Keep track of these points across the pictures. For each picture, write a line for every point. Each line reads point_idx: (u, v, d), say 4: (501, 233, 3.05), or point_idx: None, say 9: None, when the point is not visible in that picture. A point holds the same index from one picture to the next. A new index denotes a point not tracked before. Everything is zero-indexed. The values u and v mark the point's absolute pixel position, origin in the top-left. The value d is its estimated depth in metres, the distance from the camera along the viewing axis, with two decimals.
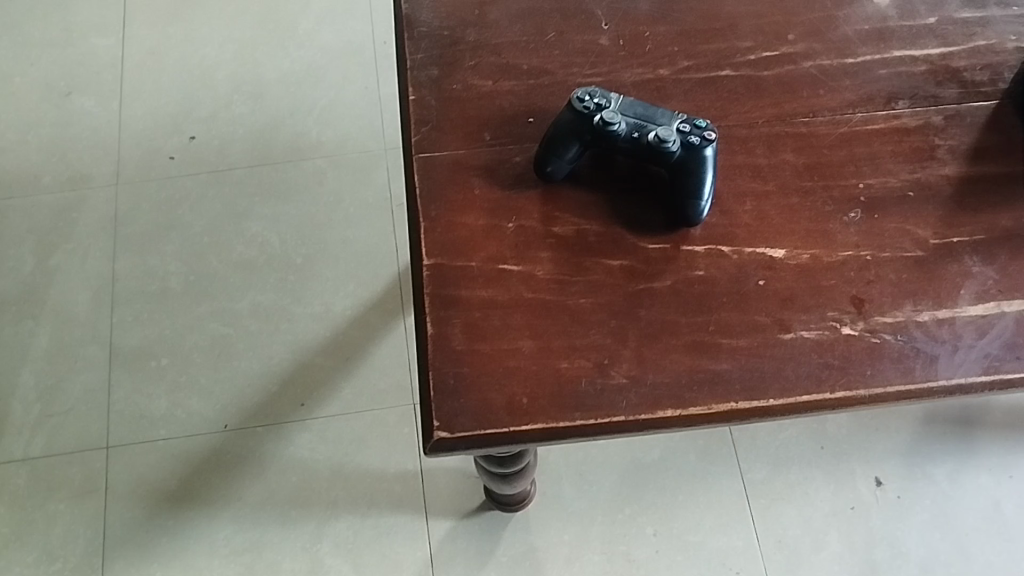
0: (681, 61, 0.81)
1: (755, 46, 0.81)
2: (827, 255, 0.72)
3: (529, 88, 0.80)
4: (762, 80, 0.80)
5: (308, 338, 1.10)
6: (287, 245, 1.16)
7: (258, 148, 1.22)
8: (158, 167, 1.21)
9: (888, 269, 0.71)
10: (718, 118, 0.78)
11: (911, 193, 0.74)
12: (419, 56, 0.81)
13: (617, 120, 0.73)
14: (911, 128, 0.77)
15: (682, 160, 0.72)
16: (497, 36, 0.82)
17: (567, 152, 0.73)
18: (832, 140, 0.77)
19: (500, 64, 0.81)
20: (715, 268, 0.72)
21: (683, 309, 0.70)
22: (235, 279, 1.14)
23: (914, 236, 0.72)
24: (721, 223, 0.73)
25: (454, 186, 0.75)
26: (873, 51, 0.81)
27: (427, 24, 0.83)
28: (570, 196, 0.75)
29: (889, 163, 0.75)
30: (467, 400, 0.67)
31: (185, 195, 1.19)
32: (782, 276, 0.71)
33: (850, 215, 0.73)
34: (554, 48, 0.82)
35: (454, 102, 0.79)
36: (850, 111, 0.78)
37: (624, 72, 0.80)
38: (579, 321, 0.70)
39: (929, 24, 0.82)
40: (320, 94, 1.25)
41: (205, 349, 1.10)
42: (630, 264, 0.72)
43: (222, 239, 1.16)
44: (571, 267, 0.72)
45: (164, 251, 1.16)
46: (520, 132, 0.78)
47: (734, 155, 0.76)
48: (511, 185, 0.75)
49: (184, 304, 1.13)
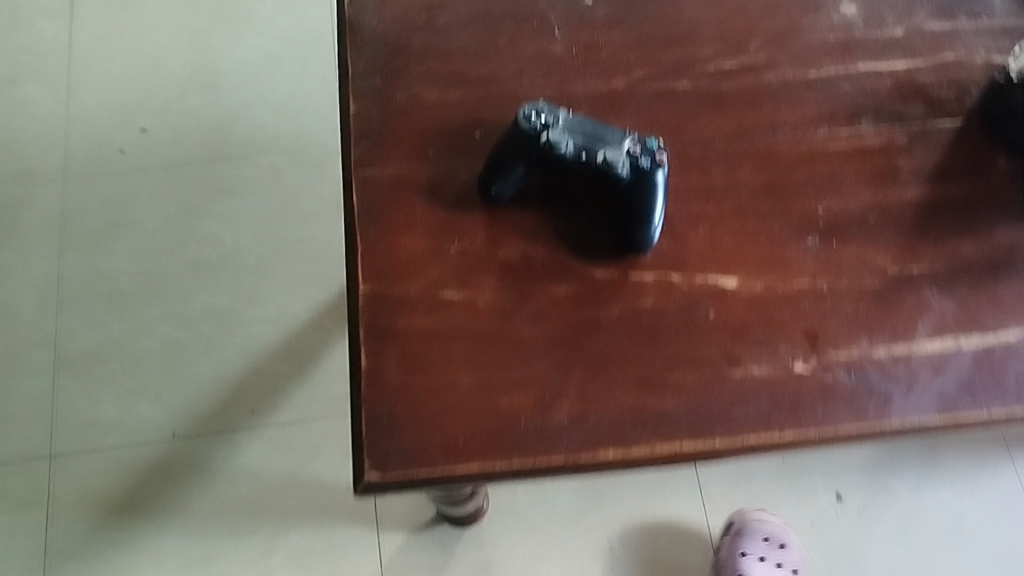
0: (637, 71, 0.76)
1: (715, 55, 0.77)
2: (781, 285, 0.69)
3: (476, 100, 0.75)
4: (723, 93, 0.75)
5: (261, 343, 1.07)
6: (241, 244, 1.12)
7: (213, 142, 1.17)
8: (107, 161, 1.16)
9: (845, 300, 0.69)
10: (675, 134, 0.74)
11: (871, 218, 0.71)
12: (360, 64, 0.77)
13: (563, 141, 0.69)
14: (875, 147, 0.74)
15: (631, 184, 0.68)
16: (444, 41, 0.77)
17: (512, 171, 0.70)
18: (793, 160, 0.73)
19: (446, 73, 0.76)
20: (665, 297, 0.69)
21: (630, 342, 0.67)
22: (187, 279, 1.10)
23: (873, 265, 0.70)
24: (672, 249, 0.70)
25: (393, 208, 0.71)
26: (838, 63, 0.77)
27: (371, 28, 0.78)
28: (516, 218, 0.71)
29: (850, 185, 0.72)
30: (400, 438, 0.64)
31: (136, 190, 1.14)
32: (734, 308, 0.68)
33: (807, 241, 0.70)
34: (504, 56, 0.76)
35: (397, 114, 0.74)
36: (814, 128, 0.74)
37: (576, 83, 0.75)
38: (520, 355, 0.67)
39: (895, 36, 0.78)
40: (276, 85, 1.20)
41: (155, 354, 1.06)
42: (577, 292, 0.69)
43: (173, 237, 1.12)
44: (514, 296, 0.69)
45: (113, 250, 1.11)
46: (464, 147, 0.73)
47: (689, 175, 0.72)
48: (454, 206, 0.71)
49: (134, 305, 1.09)
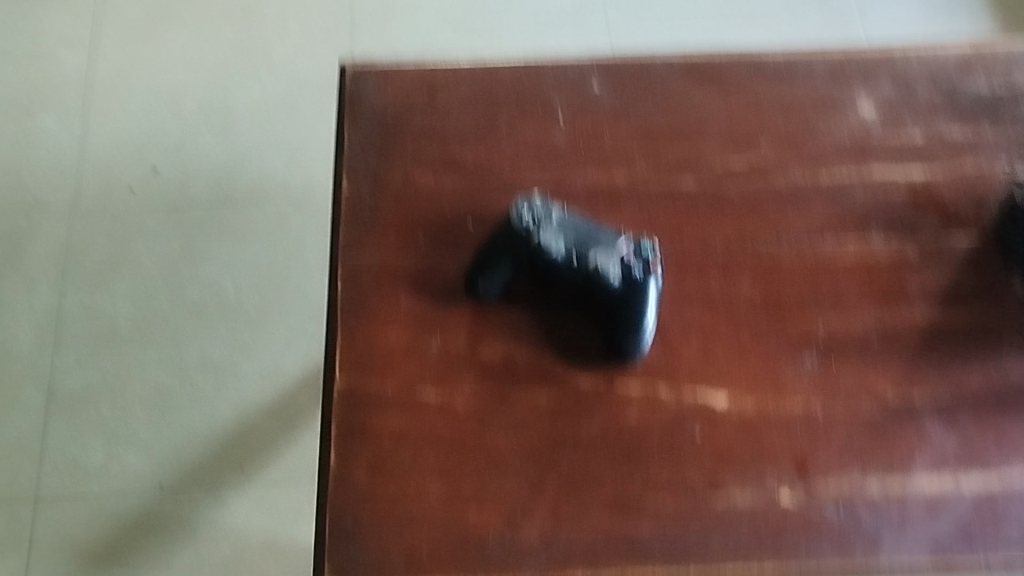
0: (640, 166, 0.73)
1: (722, 154, 0.74)
2: (772, 406, 0.66)
3: (472, 189, 0.73)
4: (727, 196, 0.72)
5: (254, 398, 1.06)
6: (242, 293, 1.11)
7: (222, 186, 1.16)
8: (116, 199, 1.15)
9: (838, 428, 0.66)
10: (674, 236, 0.71)
11: (873, 340, 0.68)
12: (357, 142, 0.74)
13: (554, 244, 0.67)
14: (883, 262, 0.70)
15: (622, 292, 0.66)
16: (445, 125, 0.75)
17: (499, 270, 0.67)
18: (794, 273, 0.70)
19: (444, 158, 0.74)
20: (650, 413, 0.66)
21: (609, 459, 0.65)
22: (185, 326, 1.09)
23: (871, 391, 0.67)
24: (662, 360, 0.67)
25: (377, 298, 0.69)
26: (851, 169, 0.74)
27: (371, 105, 0.76)
28: (502, 317, 0.68)
29: (853, 303, 0.69)
30: (363, 547, 0.62)
31: (142, 230, 1.14)
32: (721, 428, 0.65)
33: (804, 361, 0.68)
34: (504, 144, 0.74)
35: (389, 199, 0.72)
36: (819, 238, 0.71)
37: (576, 175, 0.73)
38: (494, 466, 0.65)
39: (914, 143, 0.74)
40: (291, 131, 1.19)
41: (148, 401, 1.06)
42: (558, 401, 0.66)
43: (174, 281, 1.11)
44: (493, 401, 0.66)
45: (115, 291, 1.11)
46: (456, 239, 0.71)
47: (686, 282, 0.70)
48: (439, 300, 0.69)
49: (131, 350, 1.08)
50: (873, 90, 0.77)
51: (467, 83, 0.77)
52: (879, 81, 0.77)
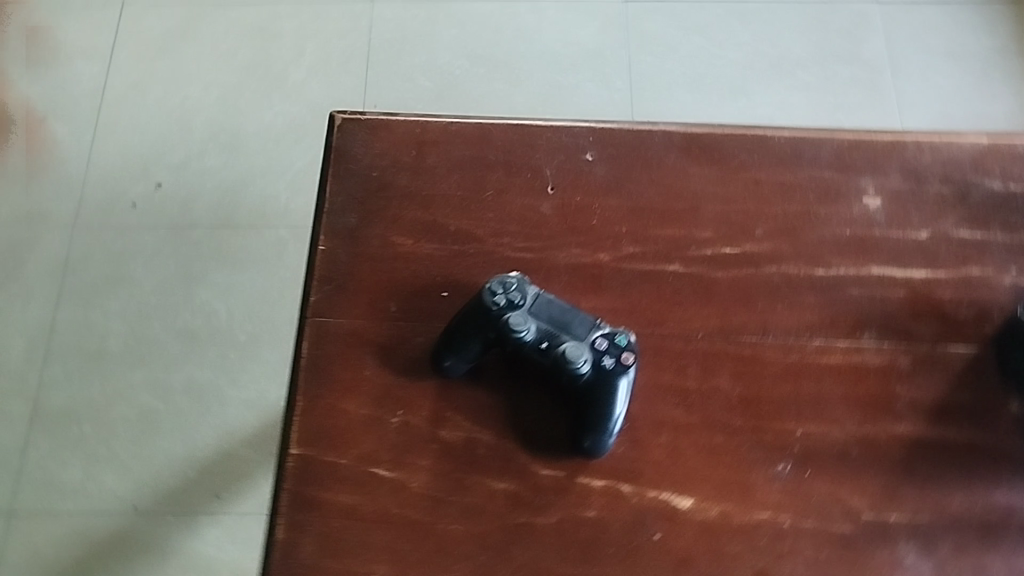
0: (626, 245, 0.71)
1: (714, 238, 0.71)
2: (739, 513, 0.63)
3: (450, 256, 0.70)
4: (715, 283, 0.69)
5: (238, 425, 1.04)
6: (234, 319, 1.10)
7: (224, 208, 1.15)
8: (118, 215, 1.14)
9: (806, 542, 0.62)
10: (654, 323, 0.68)
11: (854, 450, 0.65)
12: (338, 198, 0.72)
13: (525, 326, 0.64)
14: (872, 367, 0.67)
15: (591, 383, 0.63)
16: (429, 186, 0.73)
17: (467, 346, 0.65)
18: (777, 372, 0.67)
19: (425, 222, 0.72)
20: (610, 510, 0.63)
21: (563, 556, 0.62)
22: (175, 349, 1.08)
23: (845, 506, 0.63)
24: (628, 455, 0.65)
25: (341, 365, 0.67)
26: (849, 264, 0.70)
27: (356, 160, 0.74)
28: (467, 396, 0.66)
29: (837, 409, 0.66)
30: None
31: (141, 248, 1.13)
32: (683, 532, 0.63)
33: (777, 467, 0.64)
34: (487, 211, 0.72)
35: (364, 260, 0.70)
36: (807, 336, 0.68)
37: (559, 251, 0.70)
38: (443, 553, 0.62)
39: (918, 240, 0.70)
40: (297, 156, 1.18)
41: (131, 422, 1.04)
42: (517, 489, 0.64)
43: (168, 302, 1.10)
44: (449, 484, 0.64)
45: (108, 307, 1.10)
46: (428, 310, 0.69)
47: (662, 373, 0.67)
48: (405, 373, 0.67)
49: (118, 369, 1.07)
50: (881, 179, 0.72)
51: (456, 143, 0.75)
52: (889, 170, 0.73)
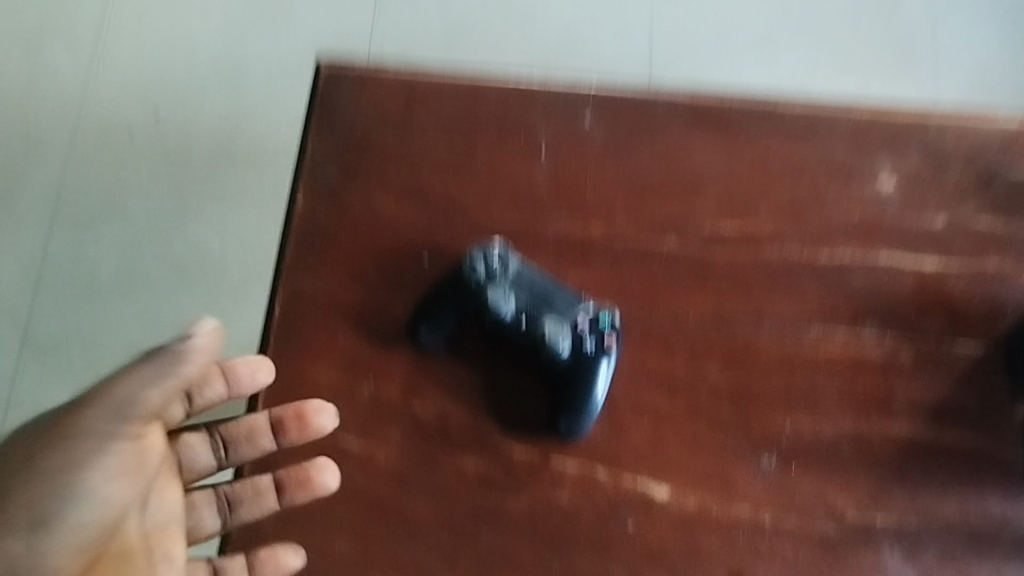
0: (620, 218, 0.67)
1: (712, 216, 0.67)
2: (718, 508, 0.60)
3: (435, 222, 0.68)
4: (710, 265, 0.66)
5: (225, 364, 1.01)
6: (227, 254, 1.06)
7: (223, 141, 1.11)
8: (117, 145, 1.11)
9: (786, 541, 0.59)
10: (643, 304, 0.65)
11: (845, 448, 0.61)
12: (321, 155, 0.70)
13: (504, 305, 0.61)
14: (870, 362, 0.63)
15: (570, 365, 0.61)
16: (417, 146, 0.70)
17: (444, 318, 0.62)
18: (769, 363, 0.64)
19: (410, 184, 0.69)
20: (583, 496, 0.61)
21: (530, 540, 0.60)
22: (166, 284, 1.05)
23: (830, 505, 0.60)
24: (606, 439, 0.62)
25: (314, 330, 0.65)
26: (855, 251, 0.66)
27: (342, 115, 0.71)
28: (442, 370, 0.63)
29: (830, 404, 0.63)
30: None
31: (138, 179, 1.10)
32: (657, 524, 0.60)
33: (763, 460, 0.61)
34: (476, 175, 0.69)
35: (345, 222, 0.68)
36: (803, 325, 0.64)
37: (549, 221, 0.67)
38: (406, 531, 0.60)
39: (933, 228, 0.66)
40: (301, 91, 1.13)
41: (120, 356, 1.02)
42: (487, 469, 0.61)
43: (163, 236, 1.07)
44: (417, 459, 0.62)
45: (101, 237, 1.07)
46: (407, 276, 0.66)
47: (648, 355, 0.64)
48: (380, 342, 0.64)
49: (109, 301, 1.04)
50: (899, 160, 0.68)
51: (447, 99, 0.71)
52: (908, 149, 0.68)
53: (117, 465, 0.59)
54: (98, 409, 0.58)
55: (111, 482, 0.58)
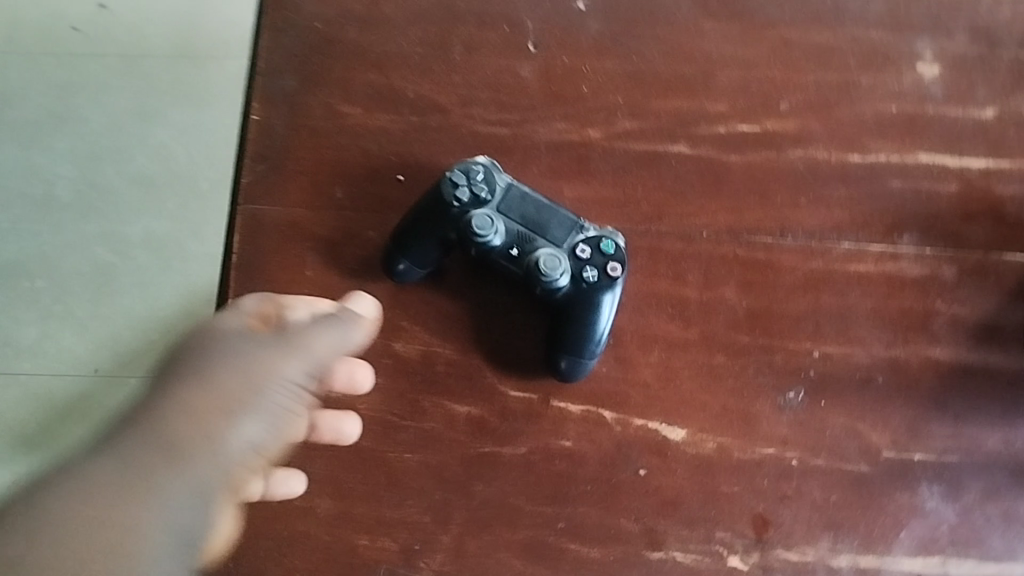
0: (621, 120, 0.58)
1: (729, 113, 0.58)
2: (738, 449, 0.55)
3: (407, 130, 0.59)
4: (725, 169, 0.57)
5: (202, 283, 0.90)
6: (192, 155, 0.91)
7: (179, 30, 0.96)
8: (59, 39, 0.99)
9: (814, 484, 0.54)
10: (650, 218, 0.57)
11: (879, 377, 0.55)
12: (275, 58, 0.61)
13: (491, 231, 0.53)
14: (908, 278, 0.56)
15: (569, 298, 0.53)
16: (385, 42, 0.60)
17: (424, 245, 0.54)
18: (793, 281, 0.56)
19: (379, 88, 0.60)
20: (588, 440, 0.55)
21: (531, 491, 0.54)
22: (130, 197, 0.93)
23: (862, 442, 0.54)
24: (613, 375, 0.55)
25: (278, 263, 0.57)
26: (892, 149, 0.57)
27: (297, 11, 0.62)
28: (425, 305, 0.56)
29: (862, 327, 0.56)
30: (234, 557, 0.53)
31: (88, 78, 0.96)
32: (671, 469, 0.54)
33: (788, 394, 0.55)
34: (454, 74, 0.59)
35: (306, 134, 0.59)
36: (833, 238, 0.57)
37: (539, 126, 0.58)
38: (394, 486, 0.54)
39: (982, 119, 0.58)
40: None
41: (87, 278, 0.92)
42: (481, 414, 0.55)
43: (119, 144, 0.93)
44: (403, 406, 0.55)
45: (57, 146, 0.96)
46: (380, 198, 0.58)
47: (659, 279, 0.56)
48: (354, 275, 0.57)
49: (70, 219, 0.94)
50: (943, 42, 0.59)
51: None
52: (953, 29, 0.59)
53: (302, 407, 0.44)
54: (300, 339, 0.43)
55: (289, 422, 0.43)
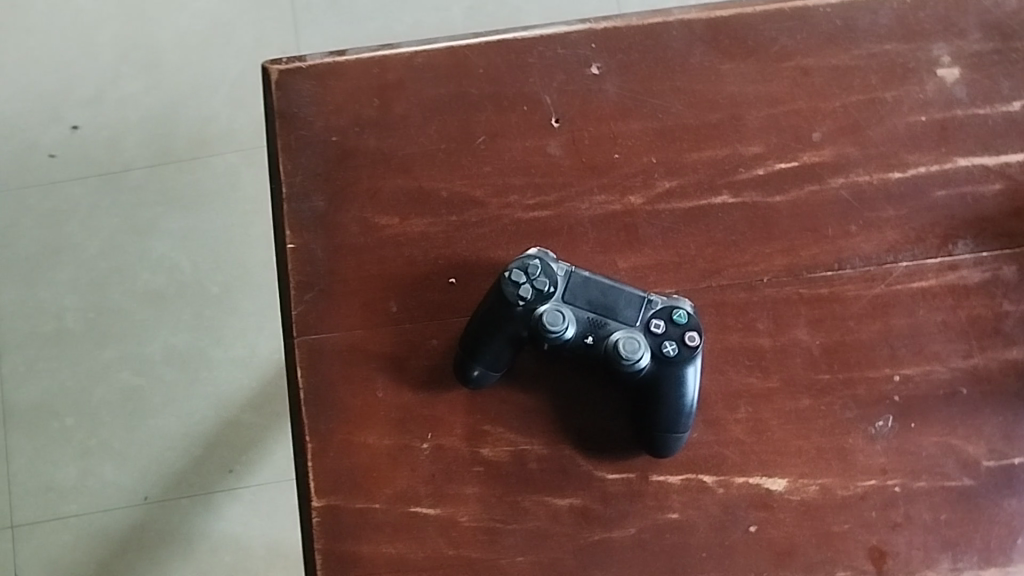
0: (660, 179, 0.58)
1: (765, 153, 0.58)
2: (841, 486, 0.55)
3: (449, 231, 0.58)
4: (773, 211, 0.57)
5: None
6: (201, 260, 0.91)
7: (159, 139, 0.93)
8: (35, 169, 0.93)
9: (923, 505, 0.55)
10: (709, 273, 0.57)
11: (963, 389, 0.55)
12: (297, 179, 0.58)
13: (563, 325, 0.52)
14: (972, 285, 0.56)
15: (653, 375, 0.53)
16: (406, 145, 0.59)
17: (497, 348, 0.54)
18: (860, 310, 0.56)
19: (411, 192, 0.58)
20: (694, 507, 0.55)
21: (649, 570, 0.54)
22: (142, 316, 0.90)
23: (960, 456, 0.55)
24: (705, 439, 0.55)
25: (348, 390, 0.56)
26: (931, 159, 0.57)
27: (307, 124, 0.59)
28: (504, 405, 0.56)
29: (936, 343, 0.56)
30: None
31: (115, 185, 0.92)
32: (781, 521, 0.54)
33: (878, 423, 0.55)
34: (483, 164, 0.58)
35: (347, 255, 0.58)
36: (890, 258, 0.57)
37: (580, 202, 0.58)
38: None
39: (1011, 112, 0.58)
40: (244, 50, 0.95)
41: (112, 403, 0.88)
42: (584, 502, 0.55)
43: (181, 234, 0.91)
44: (502, 508, 0.55)
45: (53, 278, 0.91)
46: (436, 305, 0.57)
47: (730, 334, 0.56)
48: (426, 387, 0.56)
49: (83, 346, 0.89)
50: (957, 43, 0.59)
51: (426, 78, 0.59)
52: (965, 28, 0.59)
53: None
54: None
55: None
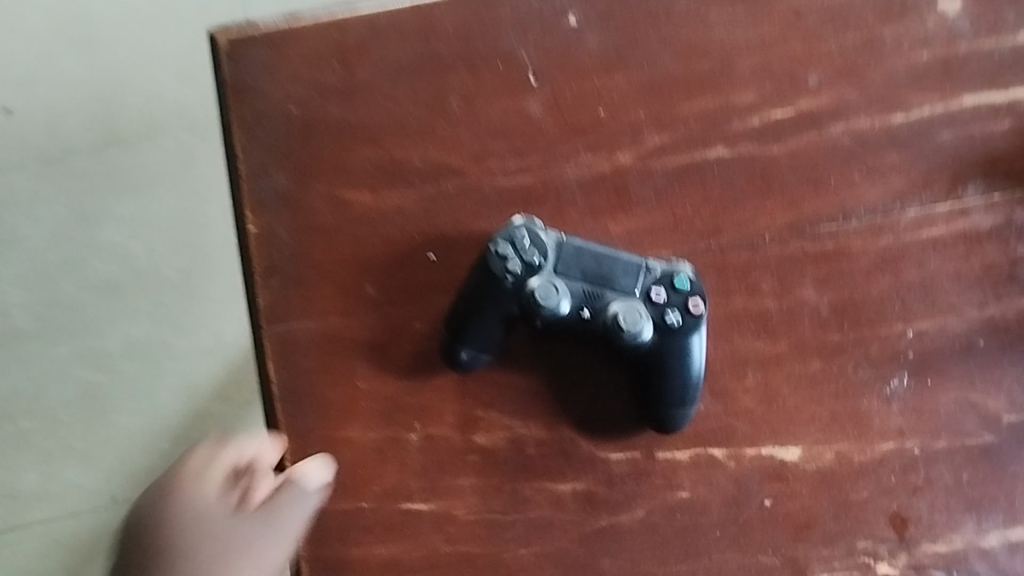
0: (650, 135, 0.54)
1: (760, 101, 0.54)
2: (858, 451, 0.52)
3: (426, 203, 0.53)
4: (771, 163, 0.54)
5: None
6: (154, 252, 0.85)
7: (101, 119, 0.86)
8: None
9: (943, 466, 0.52)
10: (708, 234, 0.53)
11: (979, 341, 0.53)
12: (255, 156, 0.53)
13: (558, 299, 0.48)
14: (984, 231, 0.53)
15: (656, 347, 0.49)
16: (373, 113, 0.54)
17: (487, 328, 0.50)
18: (868, 264, 0.53)
19: (382, 164, 0.54)
20: (705, 484, 0.51)
21: (661, 553, 0.51)
22: (97, 309, 0.84)
23: (980, 412, 0.52)
24: (713, 411, 0.52)
25: (327, 382, 0.52)
26: (935, 98, 0.54)
27: (261, 96, 0.54)
28: (497, 388, 0.52)
29: (950, 294, 0.53)
30: None
31: (57, 169, 0.86)
32: (798, 492, 0.51)
33: (892, 382, 0.52)
34: (458, 129, 0.54)
35: (316, 236, 0.53)
36: (897, 207, 0.53)
37: (565, 164, 0.54)
38: None
39: (1018, 44, 0.54)
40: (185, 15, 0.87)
41: (73, 404, 0.84)
42: (588, 487, 0.51)
43: (134, 219, 0.85)
44: (502, 499, 0.51)
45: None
46: (417, 284, 0.53)
47: (734, 297, 0.53)
48: (412, 374, 0.52)
49: (36, 346, 0.84)
50: None
51: (391, 38, 0.54)
52: None
53: None
54: None
55: None
